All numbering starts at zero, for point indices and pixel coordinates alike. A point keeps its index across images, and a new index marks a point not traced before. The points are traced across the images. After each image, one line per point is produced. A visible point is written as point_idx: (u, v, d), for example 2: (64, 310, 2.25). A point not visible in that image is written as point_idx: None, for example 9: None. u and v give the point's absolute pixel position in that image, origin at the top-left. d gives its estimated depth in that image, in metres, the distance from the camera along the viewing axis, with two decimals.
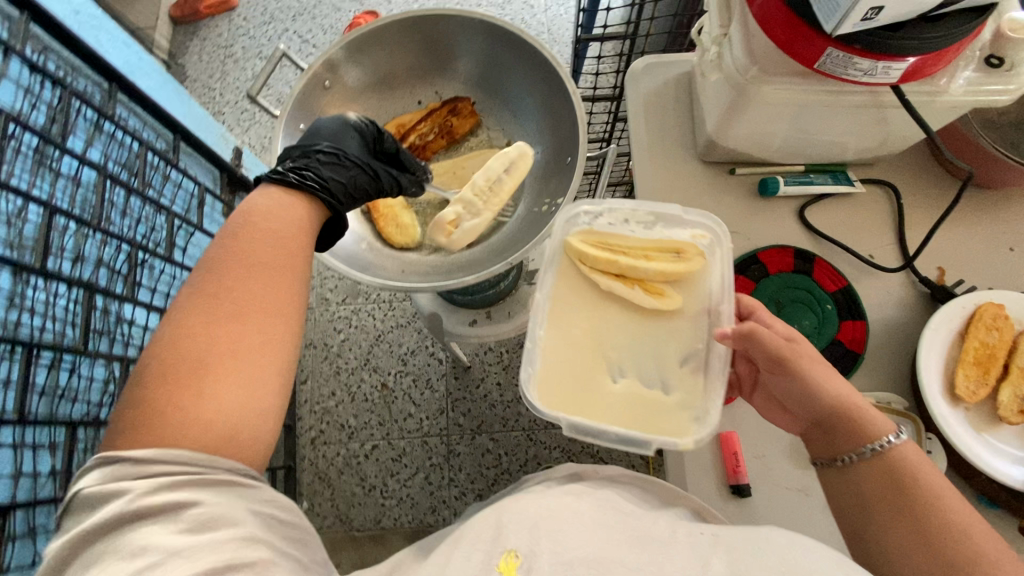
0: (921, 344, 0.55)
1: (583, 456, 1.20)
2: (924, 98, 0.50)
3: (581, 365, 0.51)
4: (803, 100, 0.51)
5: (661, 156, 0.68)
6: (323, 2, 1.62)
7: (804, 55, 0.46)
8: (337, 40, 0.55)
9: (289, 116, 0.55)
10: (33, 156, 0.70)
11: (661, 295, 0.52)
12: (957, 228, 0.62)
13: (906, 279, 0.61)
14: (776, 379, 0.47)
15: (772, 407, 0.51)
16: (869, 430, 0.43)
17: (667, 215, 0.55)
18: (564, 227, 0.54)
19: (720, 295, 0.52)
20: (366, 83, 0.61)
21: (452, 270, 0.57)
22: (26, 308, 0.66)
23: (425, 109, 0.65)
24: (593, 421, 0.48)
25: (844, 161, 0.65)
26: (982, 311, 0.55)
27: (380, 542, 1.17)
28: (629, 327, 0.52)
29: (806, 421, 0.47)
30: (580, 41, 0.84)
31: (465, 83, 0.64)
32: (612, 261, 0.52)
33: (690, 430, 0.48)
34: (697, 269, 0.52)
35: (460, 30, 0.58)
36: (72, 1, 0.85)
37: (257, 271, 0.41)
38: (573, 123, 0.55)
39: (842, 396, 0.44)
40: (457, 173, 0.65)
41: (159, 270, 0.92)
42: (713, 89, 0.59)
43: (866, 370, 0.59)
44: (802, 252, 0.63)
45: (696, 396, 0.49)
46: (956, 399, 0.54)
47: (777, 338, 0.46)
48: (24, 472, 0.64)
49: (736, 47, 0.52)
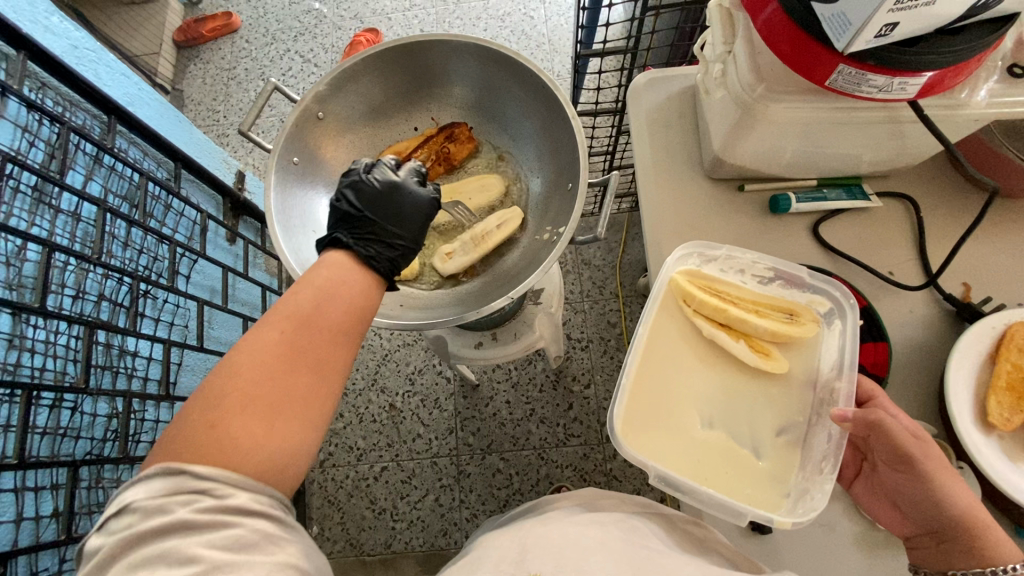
0: (949, 367, 0.52)
1: (596, 475, 1.17)
2: (942, 112, 0.47)
3: (676, 415, 0.51)
4: (812, 116, 0.49)
5: (667, 174, 0.65)
6: (324, 21, 1.62)
7: (814, 72, 0.43)
8: (329, 72, 0.54)
9: (281, 149, 0.53)
10: (31, 195, 0.70)
11: (768, 355, 0.52)
12: (983, 240, 0.59)
13: (930, 296, 0.58)
14: (897, 476, 0.45)
15: (878, 502, 0.48)
16: (995, 554, 0.41)
17: (791, 275, 0.56)
18: (673, 268, 0.56)
19: (835, 372, 0.52)
20: (361, 112, 0.60)
21: (457, 303, 0.56)
22: (27, 348, 0.65)
23: (421, 136, 0.63)
24: (686, 479, 0.48)
25: (858, 173, 0.62)
26: (1013, 332, 0.51)
27: (391, 566, 1.15)
28: (729, 384, 0.52)
29: (919, 527, 0.45)
30: (580, 56, 0.82)
31: (462, 108, 0.63)
32: (723, 310, 0.53)
33: (782, 506, 0.48)
34: (811, 334, 0.53)
35: (455, 55, 0.57)
36: (70, 36, 0.86)
37: (323, 331, 0.42)
38: (573, 147, 0.53)
39: (971, 512, 0.42)
40: (454, 200, 0.63)
41: (162, 300, 0.91)
42: (718, 106, 0.57)
43: (892, 395, 0.56)
44: (817, 271, 0.60)
45: (791, 468, 0.49)
46: (990, 426, 0.50)
47: (906, 433, 0.44)
48: (26, 515, 0.63)
49: (741, 64, 0.50)
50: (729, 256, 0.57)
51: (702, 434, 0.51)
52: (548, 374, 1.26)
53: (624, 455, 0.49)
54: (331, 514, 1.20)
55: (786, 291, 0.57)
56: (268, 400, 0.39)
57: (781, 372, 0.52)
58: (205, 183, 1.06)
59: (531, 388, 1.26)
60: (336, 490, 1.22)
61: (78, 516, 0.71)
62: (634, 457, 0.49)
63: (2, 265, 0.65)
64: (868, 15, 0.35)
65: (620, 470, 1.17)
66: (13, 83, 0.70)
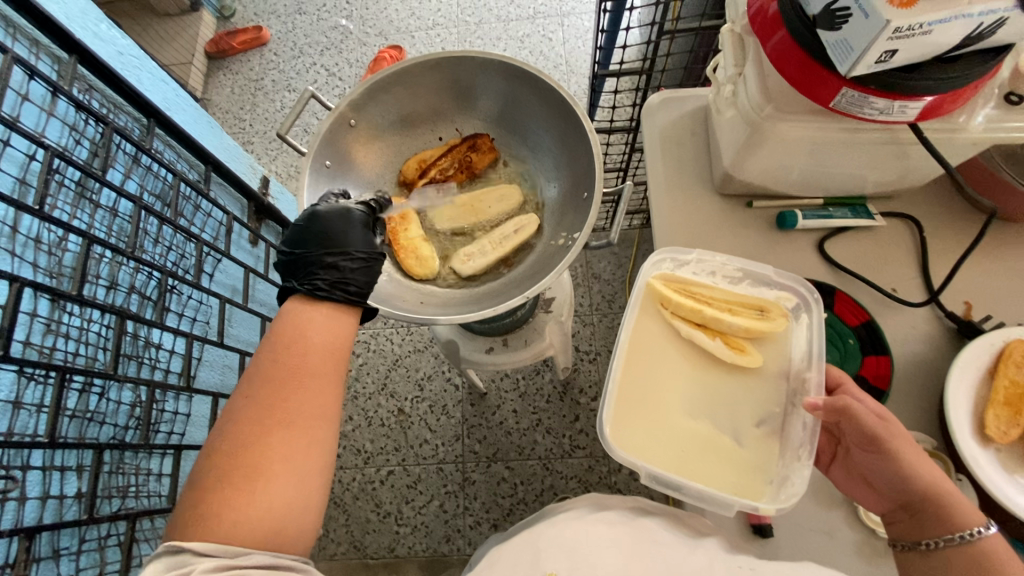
0: (948, 381, 0.53)
1: (601, 487, 1.18)
2: (943, 136, 0.50)
3: (663, 409, 0.53)
4: (818, 135, 0.52)
5: (679, 189, 0.68)
6: (350, 37, 1.68)
7: (819, 94, 0.46)
8: (363, 82, 0.57)
9: (316, 153, 0.57)
10: (74, 189, 0.74)
11: (742, 351, 0.54)
12: (985, 261, 0.61)
13: (932, 313, 0.60)
14: (868, 457, 0.47)
15: (854, 483, 0.49)
16: (960, 521, 0.42)
17: (758, 274, 0.59)
18: (649, 272, 0.59)
19: (805, 362, 0.54)
20: (391, 121, 0.63)
21: (475, 302, 0.58)
22: (62, 333, 0.69)
23: (446, 145, 0.66)
24: (673, 474, 0.50)
25: (863, 194, 0.65)
26: (1011, 349, 0.53)
27: (393, 571, 1.16)
28: (707, 377, 0.54)
29: (891, 501, 0.46)
30: (598, 76, 0.86)
31: (486, 121, 0.66)
32: (697, 311, 0.54)
33: (766, 493, 0.50)
34: (781, 327, 0.55)
35: (481, 70, 0.60)
36: (117, 44, 0.92)
37: (304, 382, 0.44)
38: (590, 161, 0.56)
39: (934, 481, 0.44)
40: (474, 206, 0.66)
41: (187, 296, 0.94)
42: (729, 125, 0.60)
43: (895, 407, 0.58)
44: (822, 286, 0.62)
45: (773, 458, 0.51)
46: (988, 439, 0.52)
47: (872, 415, 0.46)
48: (51, 494, 0.66)
49: (751, 85, 0.53)
50: (701, 260, 0.60)
51: (689, 425, 0.52)
52: (555, 386, 1.28)
53: (616, 459, 0.51)
54: (337, 516, 1.21)
55: (756, 289, 0.59)
56: (264, 461, 0.41)
57: (755, 366, 0.53)
58: (233, 186, 1.10)
59: (539, 398, 1.27)
60: (341, 492, 1.23)
61: (100, 500, 0.73)
62: (622, 456, 0.51)
63: (45, 254, 0.68)
64: (869, 43, 0.38)
65: (624, 482, 1.18)
66: (65, 85, 0.75)
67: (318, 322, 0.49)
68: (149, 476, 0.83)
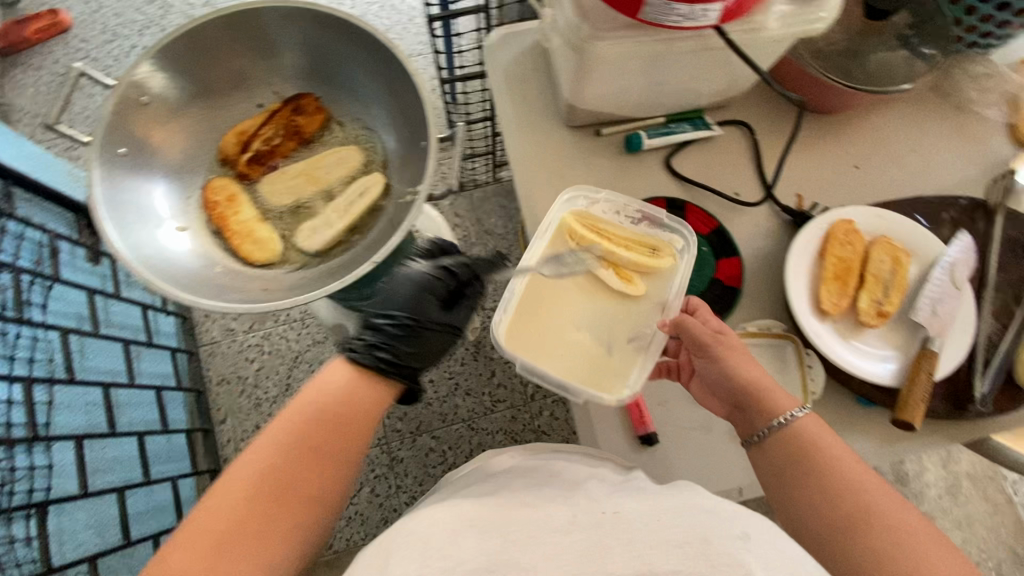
0: (789, 267, 0.58)
1: (526, 434, 1.21)
2: (748, 36, 0.52)
3: (549, 320, 0.55)
4: (638, 50, 0.52)
5: (528, 126, 0.67)
6: (171, 11, 1.48)
7: (627, 5, 0.46)
8: (141, 51, 0.49)
9: (101, 139, 0.49)
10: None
11: (629, 281, 0.57)
12: (807, 154, 0.66)
13: (771, 210, 0.65)
14: (705, 366, 0.52)
15: (704, 394, 0.55)
16: (776, 407, 0.49)
17: (654, 217, 0.60)
18: (561, 208, 0.59)
19: (678, 298, 0.56)
20: (193, 93, 0.56)
21: (329, 275, 0.55)
22: None
23: (266, 112, 0.60)
24: (540, 369, 0.53)
25: (699, 106, 0.67)
26: (835, 229, 0.59)
27: (335, 566, 1.13)
28: (596, 296, 0.56)
29: (729, 405, 0.52)
30: (433, 23, 0.81)
31: (298, 75, 0.60)
32: (598, 241, 0.57)
33: (615, 389, 0.54)
34: (666, 266, 0.57)
35: (283, 20, 0.54)
36: None
37: (309, 456, 0.47)
38: (421, 104, 0.53)
39: (753, 377, 0.50)
40: (312, 174, 0.61)
41: (13, 334, 0.83)
42: (560, 53, 0.58)
43: (750, 301, 0.62)
44: (674, 201, 0.64)
45: (631, 363, 0.55)
46: (825, 314, 0.58)
47: (704, 329, 0.52)
48: None
49: (568, 7, 0.52)
50: (611, 199, 0.61)
51: (569, 333, 0.55)
52: (467, 348, 1.27)
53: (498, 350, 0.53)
54: None
55: (653, 231, 0.60)
56: (234, 532, 0.43)
57: (637, 296, 0.56)
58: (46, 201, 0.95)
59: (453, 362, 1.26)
60: None
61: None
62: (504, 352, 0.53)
63: None
64: None
65: (548, 424, 1.22)
66: None
67: (352, 381, 0.53)
68: (13, 542, 0.72)
